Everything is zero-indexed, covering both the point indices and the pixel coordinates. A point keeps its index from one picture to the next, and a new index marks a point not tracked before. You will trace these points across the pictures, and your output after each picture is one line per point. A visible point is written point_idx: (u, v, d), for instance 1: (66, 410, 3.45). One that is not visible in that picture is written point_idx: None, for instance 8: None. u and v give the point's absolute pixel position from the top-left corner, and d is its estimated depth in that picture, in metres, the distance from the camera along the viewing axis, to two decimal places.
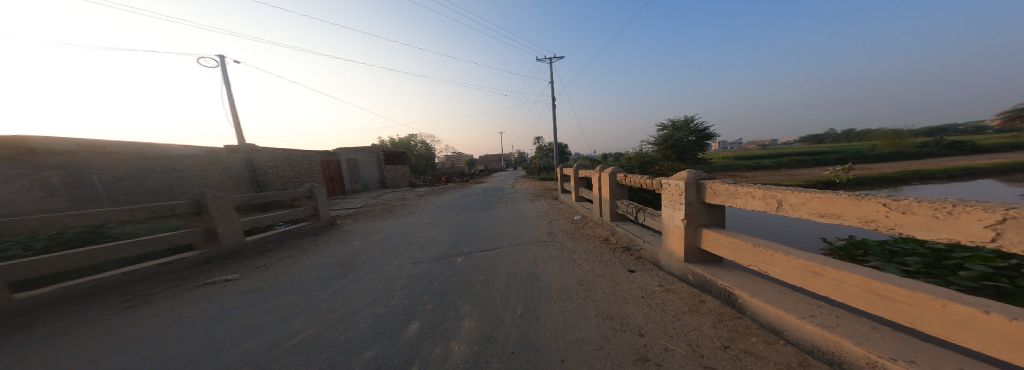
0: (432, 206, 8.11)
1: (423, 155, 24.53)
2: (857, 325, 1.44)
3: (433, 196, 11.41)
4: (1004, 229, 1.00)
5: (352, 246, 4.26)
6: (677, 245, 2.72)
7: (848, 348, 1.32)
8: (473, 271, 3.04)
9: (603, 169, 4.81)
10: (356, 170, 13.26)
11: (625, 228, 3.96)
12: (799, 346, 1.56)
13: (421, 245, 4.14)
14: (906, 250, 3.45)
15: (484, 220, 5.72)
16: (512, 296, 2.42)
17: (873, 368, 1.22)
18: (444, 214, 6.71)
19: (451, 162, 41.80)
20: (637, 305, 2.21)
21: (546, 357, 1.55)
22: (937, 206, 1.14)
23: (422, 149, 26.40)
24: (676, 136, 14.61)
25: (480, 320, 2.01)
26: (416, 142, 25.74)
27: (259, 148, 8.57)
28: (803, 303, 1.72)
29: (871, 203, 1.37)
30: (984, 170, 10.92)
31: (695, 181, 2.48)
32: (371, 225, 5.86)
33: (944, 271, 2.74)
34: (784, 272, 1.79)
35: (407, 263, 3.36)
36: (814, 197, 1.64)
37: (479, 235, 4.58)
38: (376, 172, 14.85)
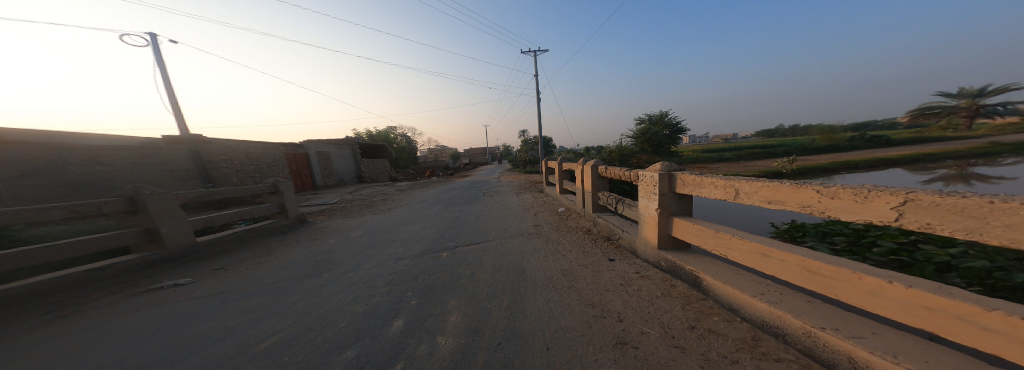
0: (413, 201, 7.86)
1: (404, 149, 23.66)
2: (795, 300, 1.66)
3: (415, 190, 11.06)
4: (905, 210, 1.24)
5: (327, 244, 4.04)
6: (651, 233, 2.90)
7: (790, 321, 1.51)
8: (458, 265, 3.03)
9: (586, 162, 4.93)
10: (328, 164, 12.46)
11: (605, 219, 4.14)
12: (752, 322, 1.75)
13: (403, 241, 4.04)
14: (834, 230, 3.97)
15: (467, 214, 5.67)
16: (499, 288, 2.46)
17: (808, 337, 1.42)
18: (426, 208, 6.54)
19: (432, 155, 40.67)
20: (617, 292, 2.34)
21: (532, 346, 1.61)
22: (856, 192, 1.37)
23: (401, 141, 25.37)
24: (651, 130, 15.42)
25: (467, 313, 2.03)
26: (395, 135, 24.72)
27: (209, 140, 7.72)
28: (755, 283, 1.93)
29: (808, 190, 1.59)
30: (898, 160, 12.79)
31: (667, 172, 2.64)
32: (347, 221, 5.57)
33: (862, 248, 3.20)
34: (741, 256, 1.98)
35: (389, 259, 3.27)
36: (764, 186, 1.86)
37: (464, 229, 4.55)
38: (353, 166, 14.05)
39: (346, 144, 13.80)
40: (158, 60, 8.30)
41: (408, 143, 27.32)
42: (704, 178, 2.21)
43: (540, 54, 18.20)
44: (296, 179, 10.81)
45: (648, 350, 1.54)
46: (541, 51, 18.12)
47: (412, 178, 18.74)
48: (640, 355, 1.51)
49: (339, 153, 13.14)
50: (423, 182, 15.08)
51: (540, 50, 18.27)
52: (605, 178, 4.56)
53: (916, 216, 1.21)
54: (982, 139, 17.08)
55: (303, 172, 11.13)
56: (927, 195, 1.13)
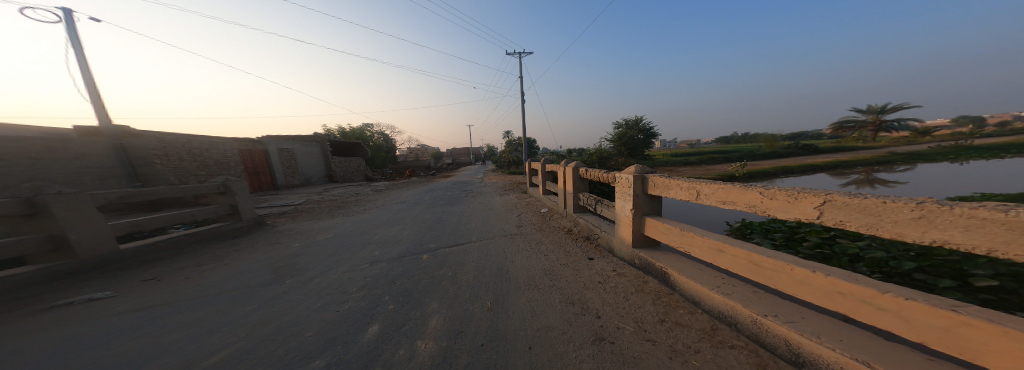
0: (389, 202, 7.49)
1: (381, 147, 22.61)
2: (745, 291, 1.84)
3: (391, 190, 10.58)
4: (824, 209, 1.50)
5: (289, 248, 3.73)
6: (626, 232, 3.05)
7: (740, 311, 1.68)
8: (439, 267, 2.94)
9: (568, 163, 5.04)
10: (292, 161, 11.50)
11: (585, 219, 4.26)
12: (710, 312, 1.92)
13: (378, 243, 3.83)
14: (775, 228, 4.48)
15: (446, 215, 5.53)
16: (482, 289, 2.43)
17: (754, 324, 1.59)
18: (402, 210, 6.27)
19: (410, 154, 39.20)
20: (595, 290, 2.42)
21: (514, 346, 1.61)
22: (790, 194, 1.61)
23: (377, 139, 24.13)
24: (626, 134, 16.19)
25: (448, 316, 1.98)
26: (371, 132, 23.51)
27: (139, 132, 6.75)
28: (713, 276, 2.11)
29: (753, 192, 1.82)
30: (828, 166, 14.75)
31: (641, 175, 2.80)
32: (313, 223, 5.16)
33: (798, 243, 3.62)
34: (701, 252, 2.16)
35: (364, 262, 3.09)
36: (719, 188, 2.08)
37: (445, 230, 4.44)
38: (322, 165, 13.09)
39: (314, 141, 12.82)
40: (73, 39, 7.11)
41: (385, 141, 26.12)
42: (672, 180, 2.41)
43: (526, 56, 17.59)
44: (252, 178, 9.84)
45: (623, 345, 1.62)
46: (528, 53, 17.19)
47: (389, 178, 17.87)
48: (617, 350, 1.57)
49: (305, 151, 12.16)
50: (400, 182, 14.46)
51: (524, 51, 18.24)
52: (585, 179, 4.69)
53: (833, 214, 1.47)
54: (894, 148, 20.08)
55: (261, 170, 10.16)
56: (843, 196, 1.40)
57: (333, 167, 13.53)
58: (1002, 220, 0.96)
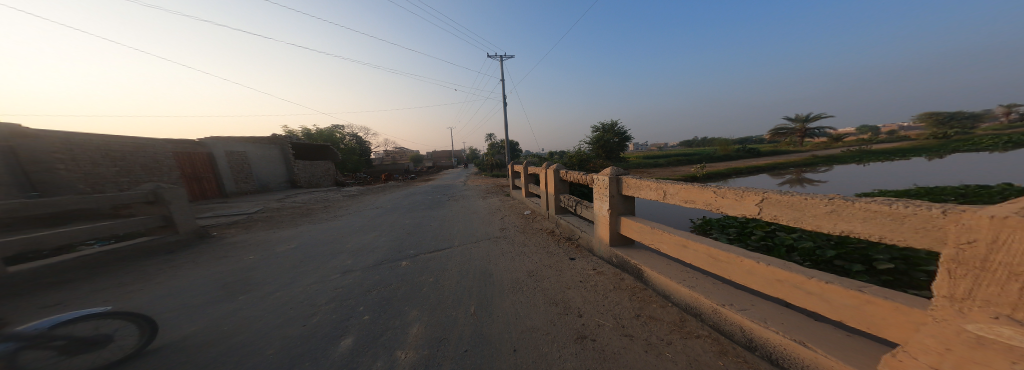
0: (359, 208, 7.03)
1: (352, 149, 21.34)
2: (706, 283, 1.98)
3: (362, 196, 9.97)
4: (763, 205, 1.67)
5: (241, 262, 3.34)
6: (604, 231, 3.15)
7: (703, 302, 1.81)
8: (417, 272, 2.80)
9: (549, 165, 5.10)
10: (244, 166, 10.40)
11: (566, 220, 4.33)
12: (678, 305, 2.04)
13: (346, 250, 3.57)
14: (729, 223, 4.90)
15: (421, 220, 5.32)
16: (464, 294, 2.34)
17: (715, 313, 1.72)
18: (373, 216, 5.92)
19: (384, 157, 37.40)
20: (577, 289, 2.45)
21: (499, 350, 1.58)
22: (737, 192, 1.78)
23: (347, 141, 22.67)
24: (602, 137, 16.80)
25: (430, 323, 1.89)
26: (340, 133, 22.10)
27: (32, 134, 5.67)
28: (680, 271, 2.25)
29: (709, 191, 1.99)
30: (773, 168, 16.55)
31: (616, 176, 2.92)
32: (270, 234, 4.67)
33: (748, 236, 3.99)
34: (670, 249, 2.29)
35: (331, 271, 2.86)
36: (680, 188, 2.24)
37: (423, 234, 4.26)
38: (281, 169, 12.01)
39: (272, 144, 11.74)
40: None
41: (357, 143, 24.66)
42: (642, 181, 2.56)
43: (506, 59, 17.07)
44: (192, 185, 8.73)
45: (604, 342, 1.65)
46: (508, 57, 16.94)
47: (360, 182, 16.88)
48: (598, 347, 1.60)
49: (259, 154, 11.09)
50: (372, 186, 13.70)
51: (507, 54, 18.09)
52: (565, 181, 4.76)
53: (772, 210, 1.64)
54: (824, 151, 23.12)
55: (204, 176, 9.06)
56: (777, 195, 1.58)
57: (296, 171, 12.46)
58: (887, 212, 1.14)
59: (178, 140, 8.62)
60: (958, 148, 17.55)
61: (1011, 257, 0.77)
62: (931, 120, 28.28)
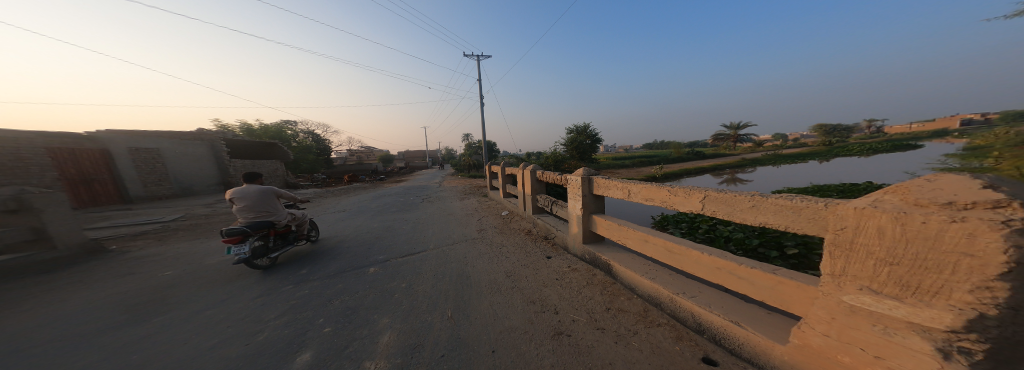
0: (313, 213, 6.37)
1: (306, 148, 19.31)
2: (664, 275, 2.16)
3: (317, 199, 9.07)
4: (705, 202, 1.87)
5: (158, 277, 2.80)
6: (578, 230, 3.26)
7: (663, 292, 1.96)
8: (386, 278, 2.63)
9: (526, 166, 5.15)
10: (157, 166, 8.67)
11: (542, 219, 4.40)
12: (643, 296, 2.18)
13: (297, 259, 3.22)
14: (683, 219, 5.38)
15: (385, 224, 4.99)
16: (440, 297, 2.23)
17: (672, 302, 1.87)
18: (330, 221, 5.42)
19: (345, 156, 34.51)
20: (554, 287, 2.48)
21: (478, 352, 1.53)
22: (685, 191, 1.98)
23: (301, 138, 20.51)
24: (574, 139, 17.43)
25: (402, 329, 1.77)
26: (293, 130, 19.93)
27: None
28: (643, 264, 2.42)
29: (665, 190, 2.17)
30: (717, 169, 18.66)
31: (587, 176, 3.06)
32: (197, 244, 4.00)
33: (696, 230, 4.46)
34: (635, 244, 2.45)
35: (282, 282, 2.57)
36: (643, 187, 2.41)
37: (390, 238, 4.02)
38: (212, 169, 10.23)
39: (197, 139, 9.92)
40: None
41: (314, 141, 22.42)
42: (610, 181, 2.70)
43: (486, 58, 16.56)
44: (73, 188, 7.14)
45: (579, 336, 1.68)
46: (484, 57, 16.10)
47: (317, 184, 15.41)
48: (574, 342, 1.62)
49: (177, 151, 9.23)
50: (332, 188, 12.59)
51: (484, 55, 17.85)
52: (542, 181, 4.82)
53: (713, 206, 1.84)
54: (755, 154, 26.65)
55: (93, 177, 7.48)
56: (717, 192, 1.78)
57: (232, 171, 10.71)
58: (790, 206, 1.36)
59: (47, 136, 7.08)
60: (849, 152, 21.47)
61: (867, 239, 0.94)
62: (828, 130, 34.44)
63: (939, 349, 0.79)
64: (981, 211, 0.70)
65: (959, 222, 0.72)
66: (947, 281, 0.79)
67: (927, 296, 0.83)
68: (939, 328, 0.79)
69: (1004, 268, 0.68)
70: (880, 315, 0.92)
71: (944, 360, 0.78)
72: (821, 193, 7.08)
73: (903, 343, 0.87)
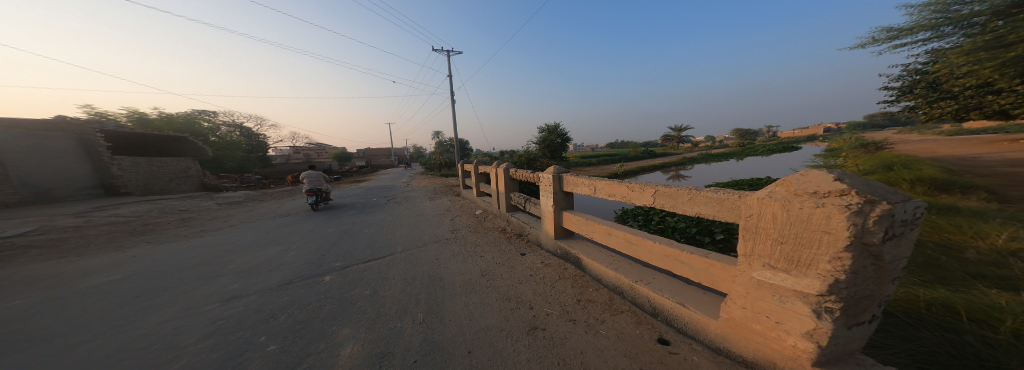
0: (242, 221, 5.50)
1: (234, 144, 16.56)
2: (624, 265, 2.34)
3: (247, 204, 7.84)
4: (656, 196, 2.05)
5: (18, 305, 2.19)
6: (550, 226, 3.36)
7: (625, 280, 2.12)
8: (345, 286, 2.44)
9: (499, 164, 5.14)
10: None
11: (516, 217, 4.45)
12: (608, 287, 2.33)
13: (228, 273, 2.80)
14: (640, 211, 5.85)
15: (337, 229, 4.54)
16: (411, 302, 2.13)
17: (632, 289, 2.04)
18: (268, 228, 4.78)
19: (285, 154, 30.28)
20: (528, 283, 2.52)
21: (453, 354, 1.49)
22: (643, 187, 2.15)
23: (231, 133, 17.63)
24: (544, 137, 17.84)
25: (368, 339, 1.65)
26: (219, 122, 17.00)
27: None
28: (608, 256, 2.59)
29: (626, 186, 2.34)
30: (668, 166, 20.66)
31: (558, 174, 3.17)
32: (74, 263, 3.18)
33: (649, 221, 4.95)
34: (600, 237, 2.62)
35: (211, 299, 2.24)
36: (606, 183, 2.57)
37: (346, 244, 3.71)
38: (79, 169, 8.15)
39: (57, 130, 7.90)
40: None
41: (243, 136, 19.22)
42: (579, 178, 2.83)
43: (453, 55, 16.22)
44: None
45: (552, 329, 1.72)
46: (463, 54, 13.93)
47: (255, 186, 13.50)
48: (548, 334, 1.66)
49: (25, 145, 7.04)
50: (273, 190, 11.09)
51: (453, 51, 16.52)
52: (515, 179, 4.85)
53: (663, 200, 2.03)
54: (696, 153, 29.86)
55: None
56: (665, 187, 1.96)
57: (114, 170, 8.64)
58: (717, 198, 1.58)
59: None
60: (769, 151, 25.32)
61: (767, 223, 1.13)
62: (750, 133, 40.44)
63: (815, 311, 0.99)
64: (835, 198, 0.88)
65: (821, 207, 0.90)
66: (814, 255, 0.98)
67: (804, 269, 1.02)
68: (813, 294, 0.99)
69: (848, 242, 0.87)
70: (777, 286, 1.12)
71: (817, 318, 0.98)
72: (748, 184, 8.28)
73: (794, 309, 1.05)
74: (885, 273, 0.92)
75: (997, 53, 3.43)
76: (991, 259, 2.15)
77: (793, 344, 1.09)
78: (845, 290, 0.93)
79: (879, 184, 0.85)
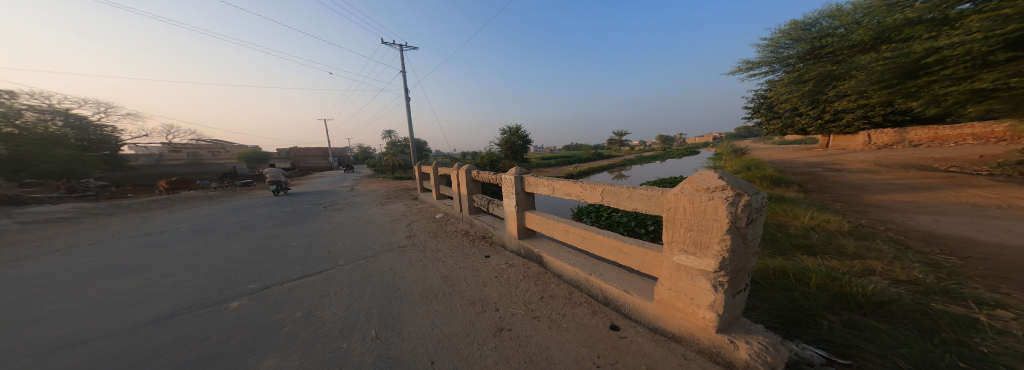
0: (73, 246, 3.91)
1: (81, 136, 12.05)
2: (581, 259, 2.49)
3: (103, 220, 5.84)
4: (604, 195, 2.23)
5: None
6: (513, 226, 3.41)
7: (581, 274, 2.26)
8: (259, 312, 2.01)
9: (460, 166, 5.00)
10: None
11: (479, 219, 4.39)
12: (568, 281, 2.45)
13: (54, 315, 2.00)
14: (593, 208, 6.28)
15: (259, 243, 3.83)
16: (362, 317, 1.93)
17: (588, 281, 2.18)
18: (129, 254, 3.56)
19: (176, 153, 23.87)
20: (493, 285, 2.51)
21: (413, 367, 1.40)
22: (595, 186, 2.31)
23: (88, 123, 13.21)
24: (506, 139, 18.02)
25: (306, 365, 1.44)
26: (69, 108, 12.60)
27: None
28: (567, 253, 2.73)
29: (580, 185, 2.49)
30: (614, 167, 22.77)
31: (520, 175, 3.23)
32: None
33: (600, 217, 5.37)
34: (559, 234, 2.74)
35: (34, 348, 1.62)
36: (563, 182, 2.70)
37: (262, 263, 3.06)
38: None
39: None
40: None
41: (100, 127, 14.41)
42: (539, 179, 2.92)
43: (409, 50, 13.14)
44: None
45: (518, 328, 1.73)
46: (411, 47, 13.08)
47: (129, 193, 10.39)
48: (513, 334, 1.66)
49: None
50: (160, 199, 8.72)
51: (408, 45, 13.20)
52: (477, 181, 4.80)
53: (609, 199, 2.21)
54: (638, 155, 33.38)
55: None
56: (612, 186, 2.15)
57: None
58: (648, 195, 1.79)
59: None
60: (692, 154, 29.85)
61: (678, 215, 1.34)
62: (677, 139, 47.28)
63: (713, 285, 1.21)
64: (719, 191, 1.09)
65: (711, 199, 1.11)
66: (710, 239, 1.19)
67: (704, 250, 1.24)
68: (709, 271, 1.21)
69: (728, 225, 1.09)
70: (688, 268, 1.32)
71: (715, 291, 1.19)
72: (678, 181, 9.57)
73: (701, 286, 1.26)
74: (751, 249, 1.17)
75: (795, 86, 9.77)
76: (802, 232, 2.97)
77: (701, 315, 1.29)
78: (729, 265, 1.15)
79: (742, 180, 1.10)
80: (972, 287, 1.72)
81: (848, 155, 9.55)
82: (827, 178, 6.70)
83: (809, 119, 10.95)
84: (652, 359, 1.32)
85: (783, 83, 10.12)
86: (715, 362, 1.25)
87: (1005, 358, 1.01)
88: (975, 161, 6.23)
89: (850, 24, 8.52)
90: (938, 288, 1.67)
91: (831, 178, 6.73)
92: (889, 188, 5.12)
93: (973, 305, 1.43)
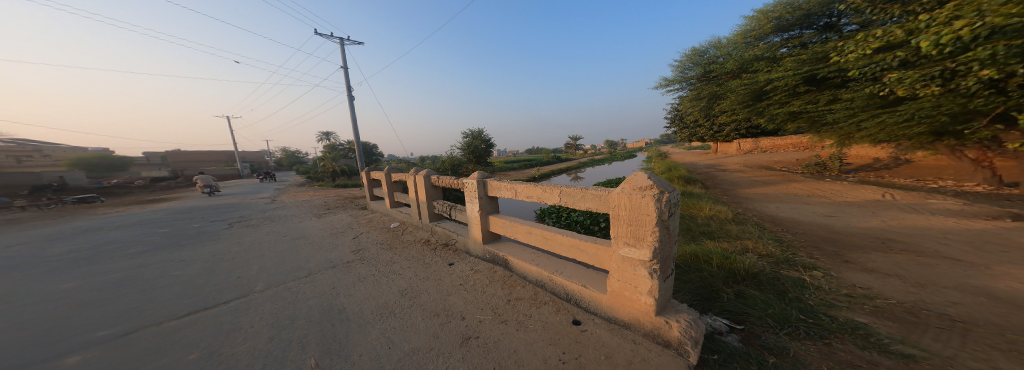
0: None
1: None
2: (545, 260, 2.56)
3: None
4: (563, 197, 2.33)
5: None
6: (477, 232, 3.36)
7: (546, 275, 2.32)
8: (133, 362, 1.54)
9: (418, 171, 4.74)
10: None
11: (441, 226, 4.22)
12: (534, 282, 2.48)
13: None
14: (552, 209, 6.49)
15: (144, 272, 3.04)
16: (298, 346, 1.69)
17: (552, 281, 2.26)
18: None
19: None
20: (458, 293, 2.43)
21: None
22: (554, 189, 2.39)
23: None
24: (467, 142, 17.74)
25: None
26: None
27: None
28: (530, 254, 2.78)
29: (540, 188, 2.56)
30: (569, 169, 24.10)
31: (483, 179, 3.20)
32: None
33: (559, 217, 5.61)
34: (523, 237, 2.79)
35: None
36: (525, 186, 2.75)
37: (136, 301, 2.33)
38: None
39: None
40: None
41: None
42: (501, 183, 2.94)
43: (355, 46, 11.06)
44: None
45: (485, 334, 1.71)
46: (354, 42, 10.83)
47: None
48: (480, 342, 1.63)
49: None
50: None
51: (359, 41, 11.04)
52: (437, 186, 4.60)
53: (567, 200, 2.31)
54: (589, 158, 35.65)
55: None
56: (568, 187, 2.26)
57: None
58: (597, 195, 1.94)
59: None
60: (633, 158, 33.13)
61: (619, 213, 1.48)
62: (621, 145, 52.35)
63: (650, 273, 1.37)
64: (647, 190, 1.26)
65: (643, 196, 1.28)
66: (645, 231, 1.36)
67: (641, 242, 1.40)
68: (646, 260, 1.38)
69: (658, 217, 1.27)
70: (630, 259, 1.47)
71: (652, 277, 1.36)
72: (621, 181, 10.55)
73: (641, 274, 1.41)
74: (675, 237, 1.36)
75: (694, 101, 11.67)
76: (705, 221, 3.53)
77: (643, 301, 1.45)
78: (660, 253, 1.33)
79: (664, 180, 1.29)
80: (801, 255, 2.26)
81: (734, 156, 11.71)
82: (721, 176, 8.06)
83: (708, 129, 13.26)
84: (611, 348, 1.42)
85: (689, 99, 11.96)
86: (658, 342, 1.40)
87: (822, 307, 1.41)
88: (796, 162, 8.26)
89: (727, 54, 10.49)
90: (784, 258, 2.16)
91: (722, 176, 8.14)
92: (755, 183, 6.42)
93: (812, 271, 1.90)
